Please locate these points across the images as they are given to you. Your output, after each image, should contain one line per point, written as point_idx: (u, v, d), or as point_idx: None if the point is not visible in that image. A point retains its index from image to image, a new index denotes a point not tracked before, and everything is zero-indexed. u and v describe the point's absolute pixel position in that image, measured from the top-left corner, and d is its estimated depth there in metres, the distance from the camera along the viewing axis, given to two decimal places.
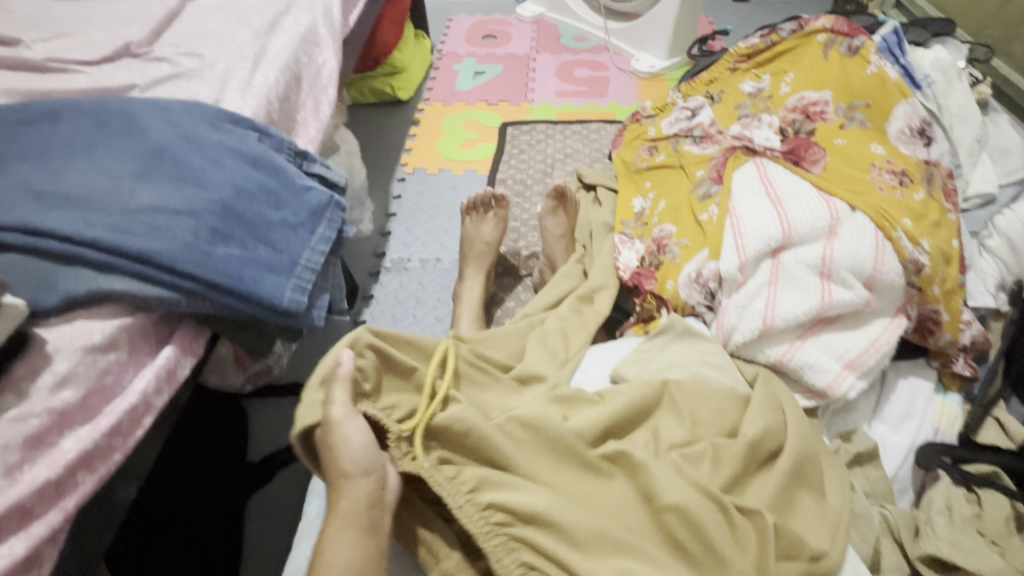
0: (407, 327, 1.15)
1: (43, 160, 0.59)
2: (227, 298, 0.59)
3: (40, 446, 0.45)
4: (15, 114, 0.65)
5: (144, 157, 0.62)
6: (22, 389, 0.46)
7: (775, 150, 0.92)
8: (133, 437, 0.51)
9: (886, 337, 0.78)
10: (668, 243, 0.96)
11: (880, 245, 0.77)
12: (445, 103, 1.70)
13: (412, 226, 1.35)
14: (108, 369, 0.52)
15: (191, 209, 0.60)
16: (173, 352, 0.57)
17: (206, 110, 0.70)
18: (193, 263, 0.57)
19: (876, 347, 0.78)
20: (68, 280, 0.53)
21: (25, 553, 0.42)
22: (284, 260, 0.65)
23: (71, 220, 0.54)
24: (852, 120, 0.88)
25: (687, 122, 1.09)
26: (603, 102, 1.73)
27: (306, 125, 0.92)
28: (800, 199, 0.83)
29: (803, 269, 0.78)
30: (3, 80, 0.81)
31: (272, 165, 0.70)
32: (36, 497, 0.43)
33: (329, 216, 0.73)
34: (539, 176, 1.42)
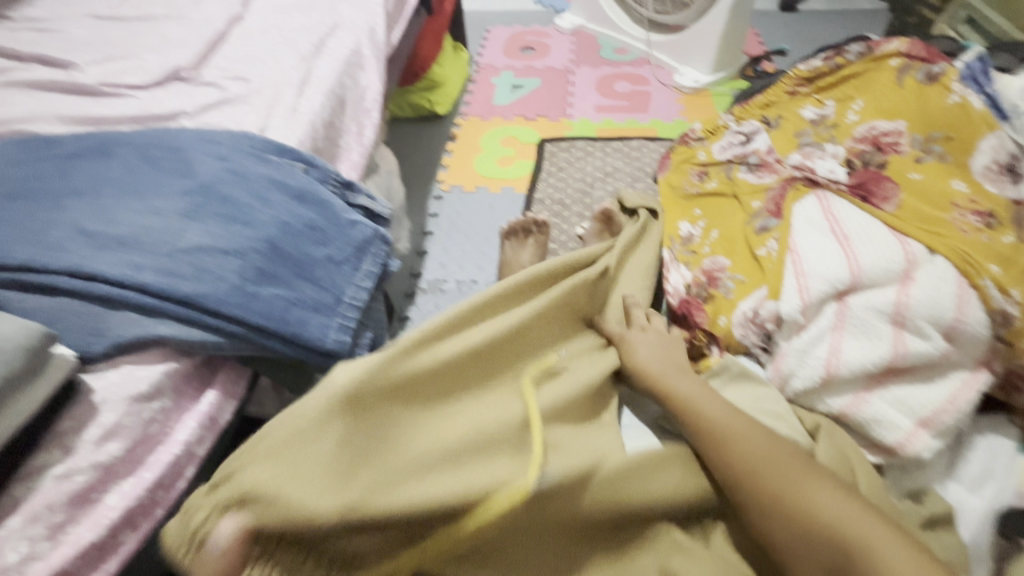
0: None
1: (95, 197, 0.59)
2: (273, 341, 0.58)
3: (85, 504, 0.44)
4: (68, 147, 0.65)
5: (193, 194, 0.61)
6: (68, 443, 0.45)
7: (841, 182, 0.86)
8: (175, 490, 0.50)
9: (968, 393, 0.71)
10: (720, 276, 0.91)
11: (962, 294, 0.71)
12: (482, 118, 1.68)
13: (448, 246, 1.33)
14: (153, 418, 0.50)
15: (238, 249, 0.58)
16: (217, 397, 0.55)
17: (254, 142, 0.69)
18: (240, 307, 0.55)
19: (958, 404, 0.71)
20: (116, 325, 0.52)
21: None
22: (328, 299, 0.63)
23: (121, 263, 0.53)
24: (929, 153, 0.82)
25: (740, 148, 1.04)
26: (644, 118, 1.68)
27: (349, 150, 0.91)
28: (870, 239, 0.77)
29: (872, 314, 0.73)
30: (58, 106, 0.82)
31: (318, 199, 0.68)
32: (78, 560, 0.42)
33: (374, 250, 0.71)
34: (578, 196, 1.38)
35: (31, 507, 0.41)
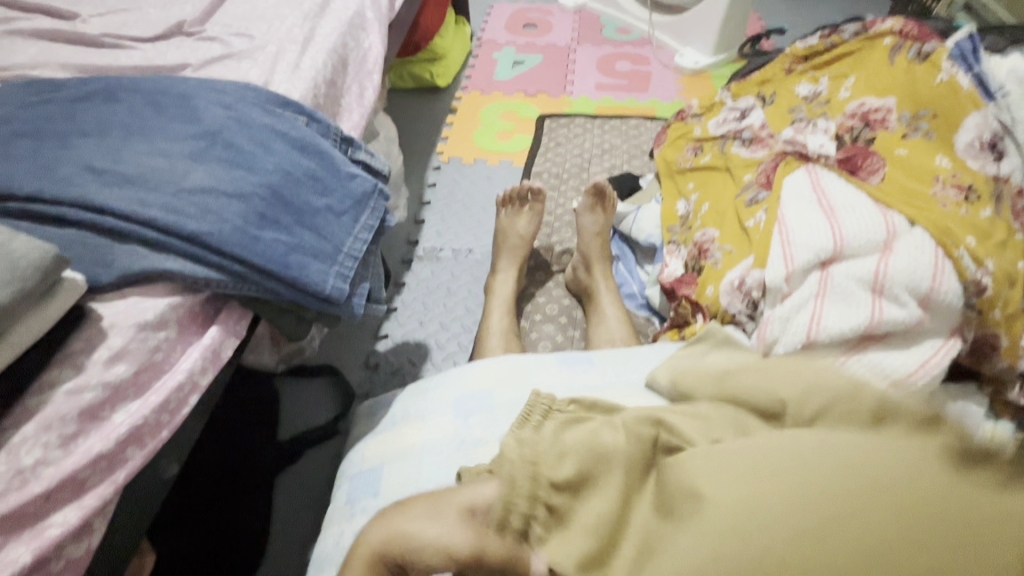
0: (438, 316, 1.15)
1: (102, 138, 0.60)
2: (274, 283, 0.60)
3: (95, 419, 0.46)
4: (74, 91, 0.66)
5: (198, 139, 0.62)
6: (77, 362, 0.47)
7: (830, 156, 0.89)
8: (180, 414, 0.52)
9: (937, 359, 0.74)
10: (710, 248, 0.94)
11: (939, 264, 0.74)
12: (483, 92, 1.68)
13: (446, 215, 1.35)
14: (158, 347, 0.52)
15: (241, 193, 0.60)
16: (218, 333, 0.57)
17: (257, 93, 0.70)
18: (242, 247, 0.57)
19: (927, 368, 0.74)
20: (123, 258, 0.54)
21: (78, 522, 0.43)
22: (328, 247, 0.65)
23: (127, 198, 0.55)
24: (915, 131, 0.84)
25: (736, 123, 1.06)
26: (644, 97, 1.69)
27: (350, 110, 0.92)
28: (854, 210, 0.80)
29: (851, 282, 0.76)
30: (61, 55, 0.83)
31: (319, 150, 0.70)
32: (89, 469, 0.44)
33: (373, 204, 0.73)
34: (575, 171, 1.40)
35: (44, 416, 0.44)
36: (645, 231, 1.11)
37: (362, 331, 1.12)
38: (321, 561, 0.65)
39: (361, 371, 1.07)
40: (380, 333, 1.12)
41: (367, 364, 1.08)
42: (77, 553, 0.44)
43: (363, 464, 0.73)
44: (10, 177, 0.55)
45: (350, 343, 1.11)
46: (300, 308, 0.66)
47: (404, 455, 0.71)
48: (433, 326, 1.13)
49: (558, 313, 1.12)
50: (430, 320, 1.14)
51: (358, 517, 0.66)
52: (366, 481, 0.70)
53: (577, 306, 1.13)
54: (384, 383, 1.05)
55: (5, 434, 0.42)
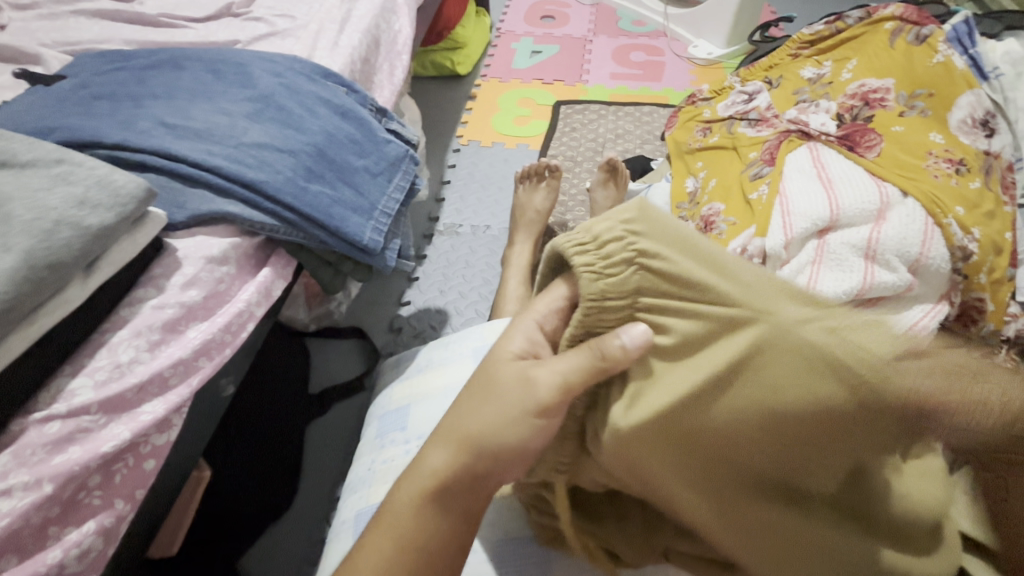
0: (457, 286, 1.22)
1: (170, 99, 0.68)
2: (318, 231, 0.67)
3: (174, 332, 0.54)
4: (142, 60, 0.75)
5: (253, 101, 0.70)
6: (159, 284, 0.56)
7: (830, 134, 0.94)
8: (240, 336, 0.59)
9: (927, 322, 0.78)
10: (716, 220, 0.98)
11: (928, 231, 0.79)
12: (502, 79, 1.75)
13: (465, 194, 1.42)
14: (222, 279, 0.60)
15: (291, 149, 0.68)
16: (270, 273, 0.64)
17: (303, 64, 0.78)
18: (293, 196, 0.64)
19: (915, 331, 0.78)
20: (192, 201, 0.62)
21: (164, 413, 0.50)
22: (365, 204, 0.72)
23: (196, 149, 0.63)
24: (912, 109, 0.90)
25: (743, 105, 1.12)
26: (657, 86, 1.74)
27: (382, 87, 1.00)
28: (851, 182, 0.85)
29: (847, 250, 0.79)
30: (124, 32, 0.91)
31: (358, 117, 0.77)
32: (172, 370, 0.52)
33: (404, 168, 0.80)
34: (589, 154, 1.45)
35: (136, 325, 0.52)
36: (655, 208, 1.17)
37: (385, 297, 1.20)
38: (353, 484, 0.73)
39: (385, 333, 1.15)
40: (402, 300, 1.19)
41: (391, 327, 1.15)
42: (161, 442, 0.51)
43: (390, 404, 0.80)
44: (96, 129, 0.63)
45: (375, 308, 1.19)
46: (338, 260, 0.73)
47: (427, 395, 0.77)
48: (452, 294, 1.20)
49: None
50: (449, 289, 1.21)
51: (388, 449, 0.73)
52: (393, 418, 0.77)
53: None
54: (406, 344, 1.12)
55: (106, 336, 0.50)
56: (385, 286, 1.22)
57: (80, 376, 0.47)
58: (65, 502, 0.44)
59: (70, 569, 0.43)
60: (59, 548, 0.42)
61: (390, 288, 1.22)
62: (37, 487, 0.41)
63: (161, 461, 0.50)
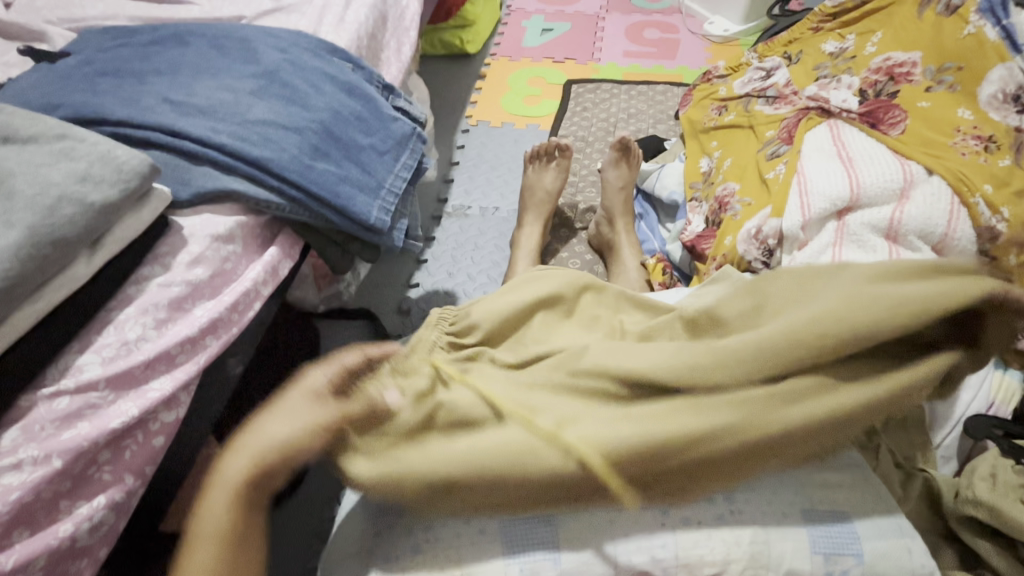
0: (465, 268, 1.21)
1: (174, 75, 0.67)
2: (324, 210, 0.66)
3: (180, 310, 0.54)
4: (146, 36, 0.73)
5: (258, 77, 0.69)
6: (165, 262, 0.55)
7: (852, 111, 0.90)
8: (247, 315, 0.59)
9: None
10: (731, 201, 0.95)
11: (954, 211, 0.76)
12: (512, 58, 1.71)
13: (474, 175, 1.40)
14: (228, 257, 0.60)
15: (297, 126, 0.66)
16: (277, 252, 0.64)
17: (309, 40, 0.76)
18: (299, 173, 0.63)
19: None
20: (198, 178, 0.61)
21: (171, 391, 0.50)
22: (372, 182, 0.71)
23: (201, 126, 0.62)
24: (940, 83, 0.86)
25: (761, 82, 1.08)
26: (671, 64, 1.70)
27: (389, 64, 0.98)
28: (873, 160, 0.82)
29: (868, 230, 0.77)
30: (128, 8, 0.90)
31: (365, 94, 0.75)
32: (179, 347, 0.51)
33: (412, 146, 0.78)
34: (601, 134, 1.42)
35: (142, 302, 0.52)
36: (668, 189, 1.14)
37: (394, 280, 1.20)
38: None
39: (394, 316, 1.14)
40: (411, 283, 1.19)
41: (399, 310, 1.15)
42: (169, 419, 0.51)
43: None
44: (101, 105, 0.63)
45: (384, 291, 1.19)
46: (345, 240, 0.72)
47: None
48: (461, 277, 1.19)
49: (581, 267, 1.17)
50: (458, 271, 1.20)
51: None
52: None
53: (599, 261, 1.18)
54: (415, 327, 1.12)
55: (112, 313, 0.50)
56: (393, 269, 1.22)
57: (88, 353, 0.47)
58: (75, 476, 0.44)
59: (81, 543, 0.43)
60: (69, 522, 0.42)
61: (399, 270, 1.22)
62: (47, 462, 0.41)
63: (169, 438, 0.51)
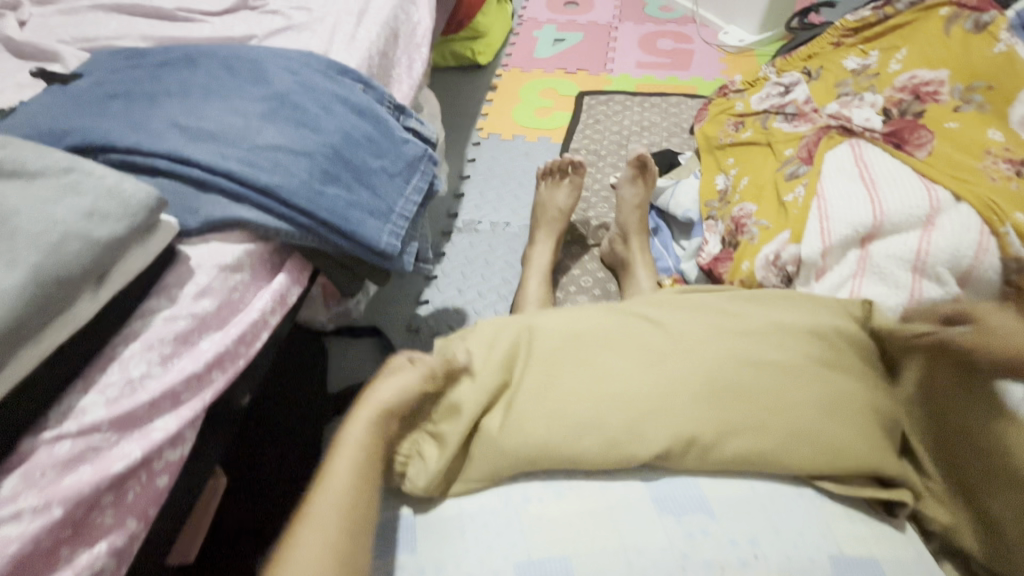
0: (475, 285, 1.19)
1: (185, 98, 0.67)
2: (335, 236, 0.65)
3: (186, 344, 0.53)
4: (157, 57, 0.73)
5: (268, 100, 0.68)
6: (171, 294, 0.54)
7: (875, 131, 0.88)
8: (254, 347, 0.58)
9: None
10: (747, 222, 0.93)
11: (983, 241, 0.73)
12: (523, 69, 1.70)
13: (485, 189, 1.38)
14: (236, 287, 0.58)
15: (307, 150, 0.65)
16: (285, 279, 0.63)
17: (320, 61, 0.75)
18: (309, 200, 0.62)
19: None
20: (206, 206, 0.60)
21: (176, 429, 0.49)
22: (382, 206, 0.70)
23: (209, 152, 0.61)
24: (969, 103, 0.83)
25: (779, 98, 1.06)
26: (685, 75, 1.67)
27: (400, 81, 0.97)
28: (897, 184, 0.80)
29: (893, 263, 0.75)
30: (141, 27, 0.90)
31: (375, 116, 0.74)
32: (184, 384, 0.50)
33: (423, 168, 0.77)
34: (613, 147, 1.40)
35: (147, 338, 0.50)
36: (683, 206, 1.11)
37: (403, 297, 1.18)
38: None
39: (403, 334, 1.13)
40: (421, 299, 1.17)
41: (408, 328, 1.13)
42: (174, 457, 0.50)
43: None
44: (109, 131, 0.62)
45: (393, 308, 1.17)
46: (354, 263, 0.71)
47: None
48: (471, 294, 1.18)
49: (593, 285, 1.14)
50: (468, 288, 1.19)
51: None
52: None
53: (612, 279, 1.15)
54: (424, 345, 1.10)
55: (117, 350, 0.49)
56: (402, 285, 1.20)
57: (91, 393, 0.46)
58: (77, 523, 0.42)
59: None
60: (70, 570, 0.41)
61: (407, 287, 1.20)
62: (46, 511, 0.40)
63: (173, 476, 0.49)
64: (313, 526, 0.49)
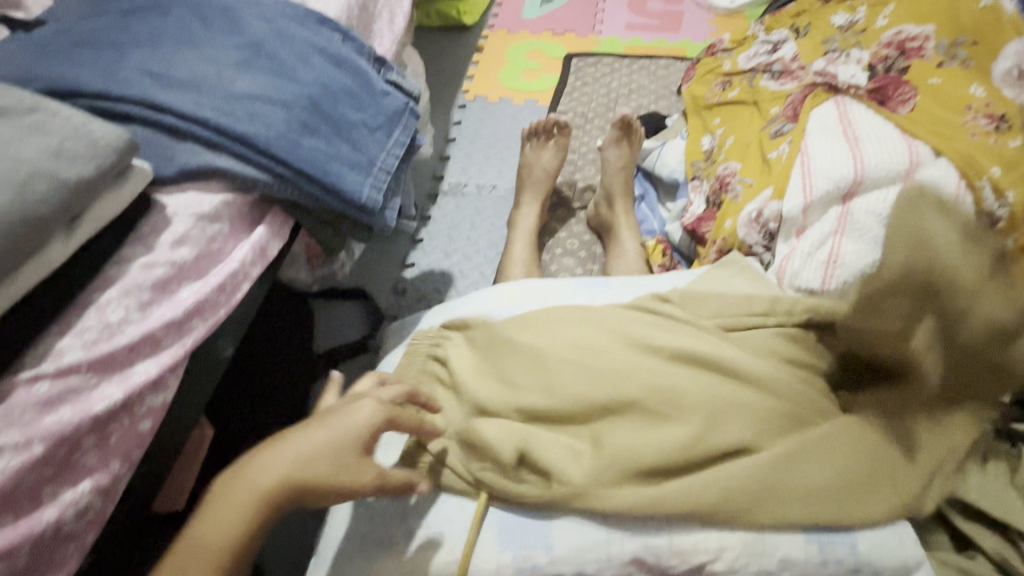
0: (461, 248, 1.19)
1: (155, 45, 0.64)
2: (315, 188, 0.64)
3: (165, 292, 0.52)
4: (125, 3, 0.70)
5: (242, 49, 0.66)
6: (148, 242, 0.53)
7: (860, 87, 0.87)
8: (235, 298, 0.57)
9: None
10: (732, 180, 0.94)
11: (960, 196, 0.74)
12: (510, 30, 1.66)
13: (471, 152, 1.37)
14: (214, 237, 0.58)
15: (284, 101, 0.64)
16: (265, 232, 0.62)
17: (296, 9, 0.73)
18: (288, 151, 0.61)
19: None
20: (182, 155, 0.59)
21: (157, 374, 0.49)
22: (363, 160, 0.68)
23: (183, 99, 0.59)
24: (953, 59, 0.84)
25: (767, 57, 1.05)
26: (675, 37, 1.65)
27: (381, 36, 0.94)
28: (879, 140, 0.80)
29: (871, 219, 0.75)
30: None
31: (355, 67, 0.73)
32: (164, 330, 0.50)
33: (404, 122, 0.76)
34: (601, 110, 1.38)
35: (124, 284, 0.50)
36: (669, 166, 1.12)
37: (390, 259, 1.18)
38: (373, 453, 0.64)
39: (390, 296, 1.13)
40: (407, 262, 1.17)
41: (395, 290, 1.14)
42: (156, 403, 0.49)
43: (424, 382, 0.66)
44: (77, 78, 0.60)
45: (379, 271, 1.17)
46: (336, 220, 0.70)
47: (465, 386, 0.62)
48: (457, 257, 1.18)
49: (579, 248, 1.15)
50: (454, 251, 1.18)
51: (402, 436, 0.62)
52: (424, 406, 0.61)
53: (598, 242, 1.16)
54: (411, 307, 1.11)
55: (94, 295, 0.49)
56: (388, 247, 1.20)
57: (68, 336, 0.46)
58: (59, 462, 0.43)
59: (67, 528, 0.43)
60: (54, 507, 0.42)
61: (394, 249, 1.20)
62: (27, 448, 0.41)
63: (157, 421, 0.49)
64: (235, 506, 0.48)
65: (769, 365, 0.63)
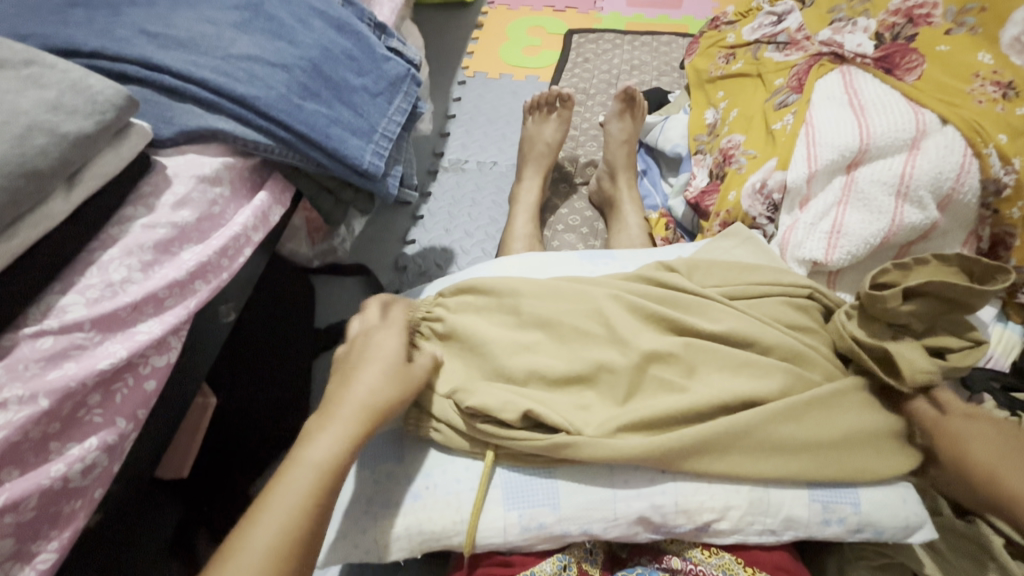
0: (462, 225, 1.18)
1: (151, 5, 0.63)
2: (316, 152, 0.63)
3: (167, 253, 0.52)
4: None
5: (241, 10, 0.64)
6: (149, 203, 0.53)
7: (866, 56, 0.87)
8: (237, 262, 0.57)
9: None
10: (735, 152, 0.93)
11: (966, 163, 0.74)
12: (510, 7, 1.63)
13: (471, 129, 1.35)
14: (215, 201, 0.57)
15: (284, 63, 0.62)
16: (266, 198, 0.61)
17: None
18: (287, 113, 0.60)
19: None
20: (181, 116, 0.58)
21: (160, 335, 0.48)
22: (364, 125, 0.67)
23: (181, 59, 0.58)
24: (961, 26, 0.83)
25: (771, 28, 1.03)
26: (677, 14, 1.62)
27: (381, 4, 0.92)
28: (885, 108, 0.79)
29: (877, 188, 0.76)
30: None
31: (355, 31, 0.71)
32: (167, 291, 0.50)
33: (406, 89, 0.75)
34: (603, 86, 1.37)
35: (126, 243, 0.49)
36: (671, 141, 1.11)
37: (390, 236, 1.17)
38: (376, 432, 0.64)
39: (391, 272, 1.13)
40: (408, 239, 1.16)
41: (396, 266, 1.13)
42: (160, 363, 0.49)
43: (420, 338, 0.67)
44: (72, 37, 0.59)
45: (380, 247, 1.17)
46: (337, 188, 0.70)
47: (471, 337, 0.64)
48: (458, 234, 1.17)
49: (580, 224, 1.14)
50: (455, 228, 1.17)
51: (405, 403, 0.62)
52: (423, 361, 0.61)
53: (600, 218, 1.15)
54: (412, 283, 1.10)
55: (95, 255, 0.48)
56: (389, 224, 1.19)
57: (71, 294, 0.45)
58: (64, 418, 0.43)
59: (74, 483, 0.42)
60: (61, 462, 0.42)
61: (394, 226, 1.19)
62: (33, 402, 0.40)
63: (161, 382, 0.49)
64: (288, 480, 0.46)
65: (774, 332, 0.63)
